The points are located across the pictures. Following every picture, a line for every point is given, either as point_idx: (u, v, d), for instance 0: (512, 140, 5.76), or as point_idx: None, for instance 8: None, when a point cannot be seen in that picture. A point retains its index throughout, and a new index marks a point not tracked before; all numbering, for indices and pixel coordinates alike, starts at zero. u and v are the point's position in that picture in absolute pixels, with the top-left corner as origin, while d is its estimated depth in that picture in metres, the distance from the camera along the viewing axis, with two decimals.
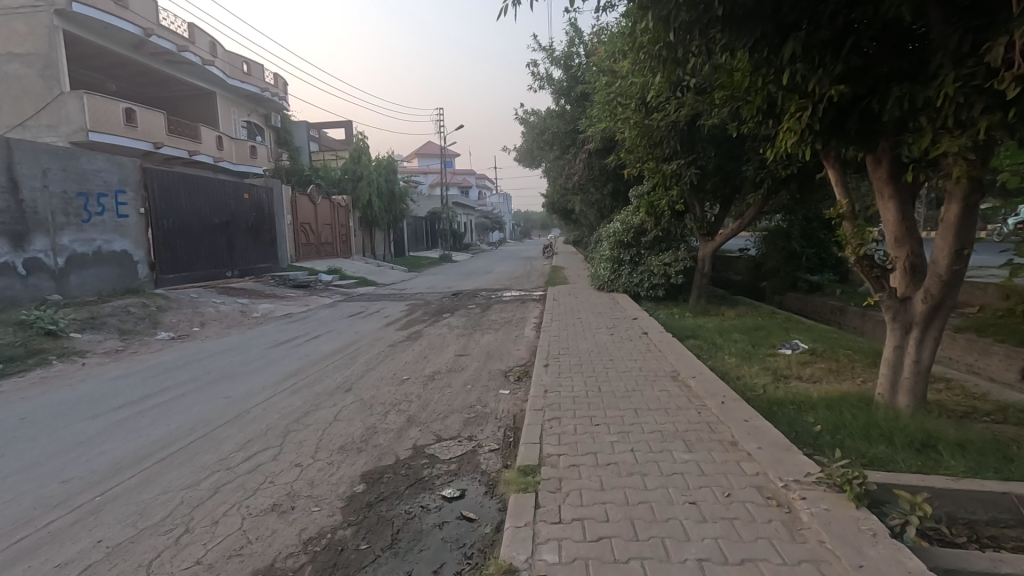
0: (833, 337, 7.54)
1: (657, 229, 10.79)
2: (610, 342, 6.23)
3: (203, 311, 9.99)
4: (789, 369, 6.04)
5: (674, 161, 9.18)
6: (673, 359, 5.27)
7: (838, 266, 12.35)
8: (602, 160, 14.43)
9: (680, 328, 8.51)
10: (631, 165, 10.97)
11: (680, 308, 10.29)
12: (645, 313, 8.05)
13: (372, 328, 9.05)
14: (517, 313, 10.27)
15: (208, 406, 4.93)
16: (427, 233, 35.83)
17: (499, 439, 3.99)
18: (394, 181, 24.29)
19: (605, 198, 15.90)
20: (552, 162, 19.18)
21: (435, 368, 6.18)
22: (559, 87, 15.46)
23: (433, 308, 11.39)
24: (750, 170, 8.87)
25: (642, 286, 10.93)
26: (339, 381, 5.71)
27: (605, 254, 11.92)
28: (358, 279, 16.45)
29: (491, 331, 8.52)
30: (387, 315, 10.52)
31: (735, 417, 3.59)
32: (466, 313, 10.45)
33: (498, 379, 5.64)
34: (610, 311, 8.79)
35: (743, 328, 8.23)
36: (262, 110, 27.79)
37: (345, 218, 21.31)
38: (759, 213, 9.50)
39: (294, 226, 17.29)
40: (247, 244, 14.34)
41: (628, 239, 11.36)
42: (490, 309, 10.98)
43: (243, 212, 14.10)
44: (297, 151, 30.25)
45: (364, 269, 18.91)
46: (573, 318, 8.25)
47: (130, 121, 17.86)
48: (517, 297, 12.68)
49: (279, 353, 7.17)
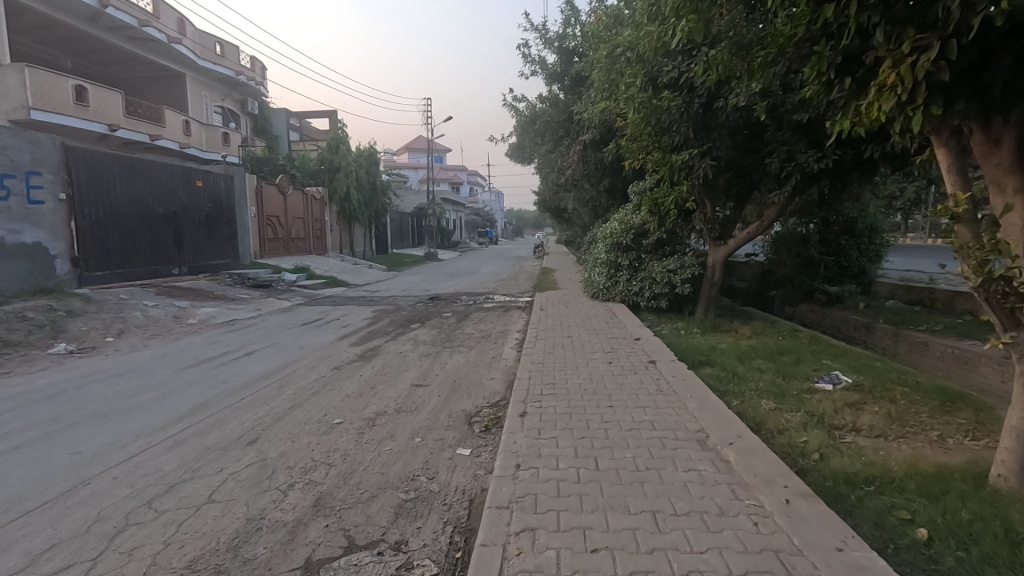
0: (878, 367, 6.18)
1: (661, 230, 9.38)
2: (608, 376, 4.81)
3: (127, 316, 8.48)
4: (838, 416, 4.66)
5: (684, 150, 7.74)
6: (696, 409, 3.87)
7: (860, 277, 11.02)
8: (598, 153, 13.07)
9: (689, 349, 7.12)
10: (633, 156, 9.56)
11: (687, 324, 8.89)
12: (649, 333, 6.67)
13: (322, 341, 7.59)
14: (497, 325, 8.85)
15: (37, 469, 3.45)
16: (413, 230, 34.32)
17: (441, 556, 2.55)
18: (375, 173, 22.78)
19: (601, 195, 14.51)
20: (543, 156, 17.77)
21: (379, 407, 4.73)
22: (552, 72, 14.07)
23: (403, 316, 9.93)
24: (774, 163, 7.59)
25: (643, 296, 9.52)
26: (244, 426, 4.23)
27: (601, 258, 10.50)
28: (327, 278, 14.94)
29: (463, 349, 7.09)
30: (347, 325, 9.06)
31: (822, 545, 2.19)
32: (437, 324, 9.00)
33: (460, 428, 4.19)
34: (608, 326, 7.39)
35: (766, 352, 6.85)
36: (238, 95, 26.16)
37: (320, 211, 19.77)
38: (780, 214, 8.19)
39: (259, 220, 15.72)
40: (200, 238, 12.78)
41: (627, 242, 9.94)
42: (467, 319, 9.54)
43: (195, 202, 12.54)
44: (276, 141, 28.62)
45: (337, 267, 17.39)
46: (563, 336, 6.83)
47: (80, 100, 16.24)
48: (500, 305, 11.24)
49: (192, 377, 5.70)
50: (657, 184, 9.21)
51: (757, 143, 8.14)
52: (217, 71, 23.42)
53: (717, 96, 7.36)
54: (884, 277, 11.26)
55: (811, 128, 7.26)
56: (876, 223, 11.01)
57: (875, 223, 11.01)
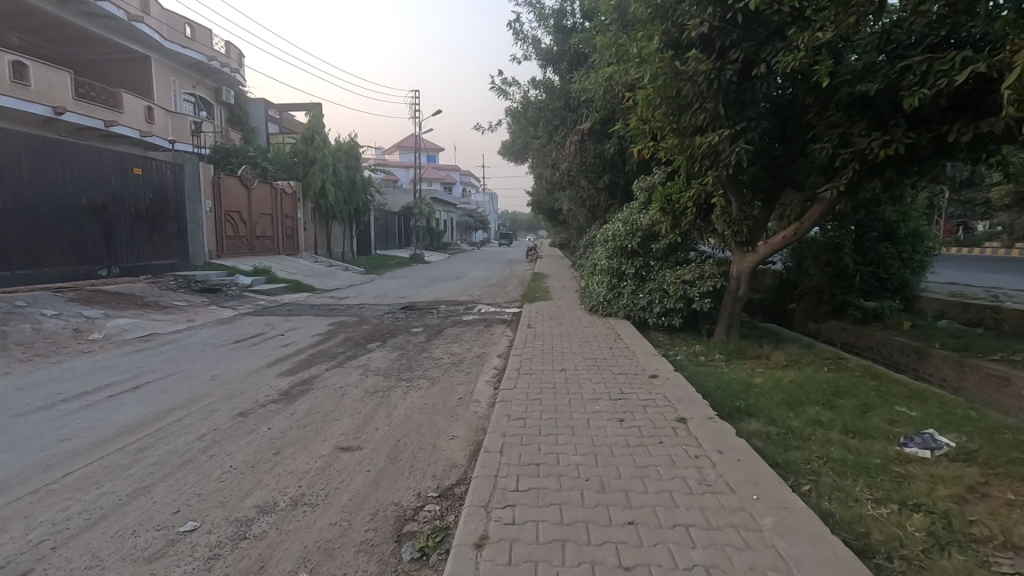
0: (977, 418, 4.62)
1: (675, 232, 7.78)
2: (621, 451, 3.16)
3: (11, 330, 6.78)
4: (972, 515, 3.08)
5: (711, 130, 6.13)
6: (779, 540, 2.25)
7: (901, 291, 9.51)
8: (598, 144, 11.70)
9: (716, 383, 5.55)
10: (643, 141, 7.96)
11: (706, 349, 7.29)
12: (669, 368, 5.02)
13: (246, 367, 5.93)
14: (475, 345, 7.22)
15: None
16: (399, 230, 32.65)
17: None
18: (355, 169, 21.13)
19: (599, 193, 12.96)
20: (536, 151, 16.20)
21: (270, 493, 3.09)
22: (547, 54, 12.49)
23: (363, 331, 8.30)
24: (823, 150, 6.00)
25: (651, 311, 7.89)
26: (23, 542, 2.57)
27: (601, 265, 8.90)
28: (290, 282, 13.23)
29: (424, 381, 5.47)
30: (292, 342, 7.42)
31: None
32: (401, 343, 7.37)
33: (380, 552, 2.53)
34: (614, 354, 5.74)
35: (817, 392, 5.30)
36: (211, 83, 24.46)
37: (292, 208, 18.08)
38: (825, 215, 6.61)
39: (218, 215, 14.01)
40: (137, 233, 11.07)
41: (634, 247, 8.34)
42: (439, 336, 7.92)
43: (131, 192, 10.84)
44: (253, 133, 26.90)
45: (306, 269, 15.71)
46: (556, 368, 5.18)
47: (20, 78, 14.52)
48: (481, 318, 9.60)
49: (24, 427, 4.02)
50: (673, 176, 7.61)
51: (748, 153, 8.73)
52: (186, 54, 21.73)
53: (756, 62, 5.77)
54: (929, 290, 9.76)
55: (875, 105, 5.71)
56: (922, 229, 9.48)
57: (921, 229, 9.47)
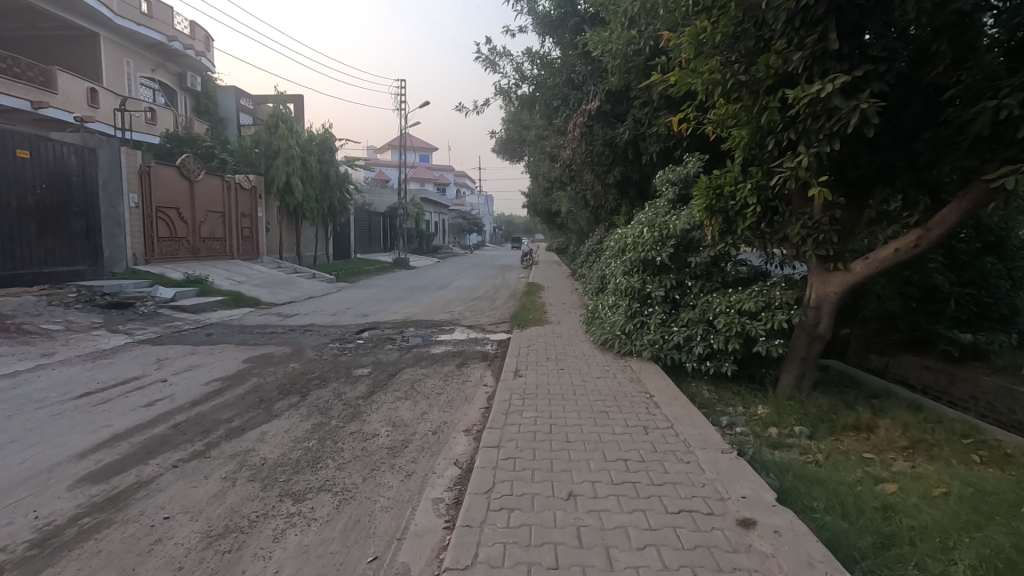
0: None
1: (727, 241, 5.47)
2: None
3: None
4: None
5: (813, 77, 3.83)
6: None
7: (1010, 321, 7.25)
8: (608, 129, 9.48)
9: (832, 498, 3.23)
10: (684, 108, 5.65)
11: (775, 413, 4.94)
12: (768, 499, 2.71)
13: (44, 456, 3.59)
14: (436, 405, 4.90)
15: None
16: (383, 232, 30.25)
17: None
18: (329, 162, 18.76)
19: (607, 190, 10.68)
20: (534, 143, 13.91)
21: None
22: (544, 18, 10.16)
23: (286, 373, 5.97)
24: (989, 115, 3.75)
25: (689, 352, 5.57)
26: None
27: (617, 282, 6.57)
28: (231, 294, 10.85)
29: (327, 498, 3.14)
30: (168, 395, 5.06)
31: None
32: (328, 398, 5.03)
33: None
34: (659, 449, 3.40)
35: (1021, 526, 3.01)
36: (173, 67, 22.10)
37: (251, 205, 15.72)
38: (968, 216, 4.33)
39: (149, 211, 11.64)
40: (24, 232, 8.74)
41: (665, 261, 6.03)
42: (389, 383, 5.58)
43: (12, 180, 8.51)
44: (223, 123, 24.47)
45: (260, 278, 13.36)
46: (560, 491, 2.85)
47: None
48: (455, 350, 7.24)
49: None
50: (732, 157, 5.30)
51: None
52: (141, 31, 19.33)
53: None
54: None
55: None
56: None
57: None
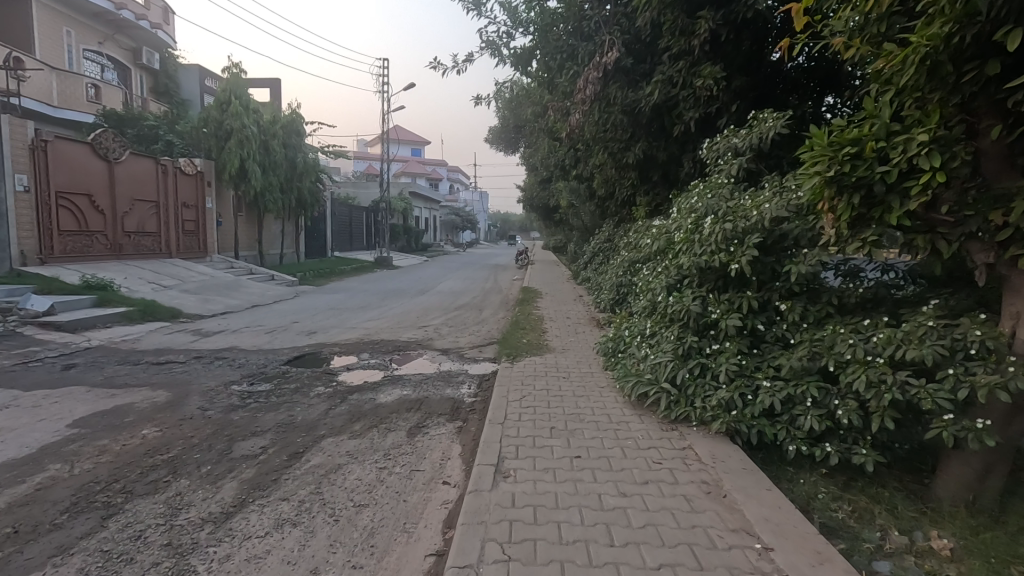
0: None
1: (862, 236, 3.17)
2: None
3: None
4: None
5: None
6: None
7: None
8: (629, 91, 7.14)
9: None
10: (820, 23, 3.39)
11: (978, 562, 2.60)
12: None
13: None
14: (341, 549, 2.56)
15: None
16: (365, 228, 27.80)
17: None
18: (295, 147, 16.34)
19: (623, 174, 8.33)
20: (531, 120, 11.52)
21: None
22: None
23: (122, 450, 3.63)
24: None
25: (799, 429, 3.26)
26: None
27: (663, 302, 4.27)
28: (142, 302, 8.49)
29: None
30: None
31: None
32: (145, 527, 2.70)
33: None
34: None
35: None
36: (126, 40, 19.63)
37: (197, 195, 13.34)
38: None
39: (47, 198, 9.25)
40: None
41: (744, 270, 3.74)
42: (278, 481, 3.25)
43: None
44: (184, 105, 21.97)
45: (198, 282, 10.99)
46: None
47: None
48: (412, 399, 4.89)
49: None
50: (889, 90, 3.00)
51: (803, 76, 6.51)
52: None
53: None
54: None
55: None
56: None
57: None
